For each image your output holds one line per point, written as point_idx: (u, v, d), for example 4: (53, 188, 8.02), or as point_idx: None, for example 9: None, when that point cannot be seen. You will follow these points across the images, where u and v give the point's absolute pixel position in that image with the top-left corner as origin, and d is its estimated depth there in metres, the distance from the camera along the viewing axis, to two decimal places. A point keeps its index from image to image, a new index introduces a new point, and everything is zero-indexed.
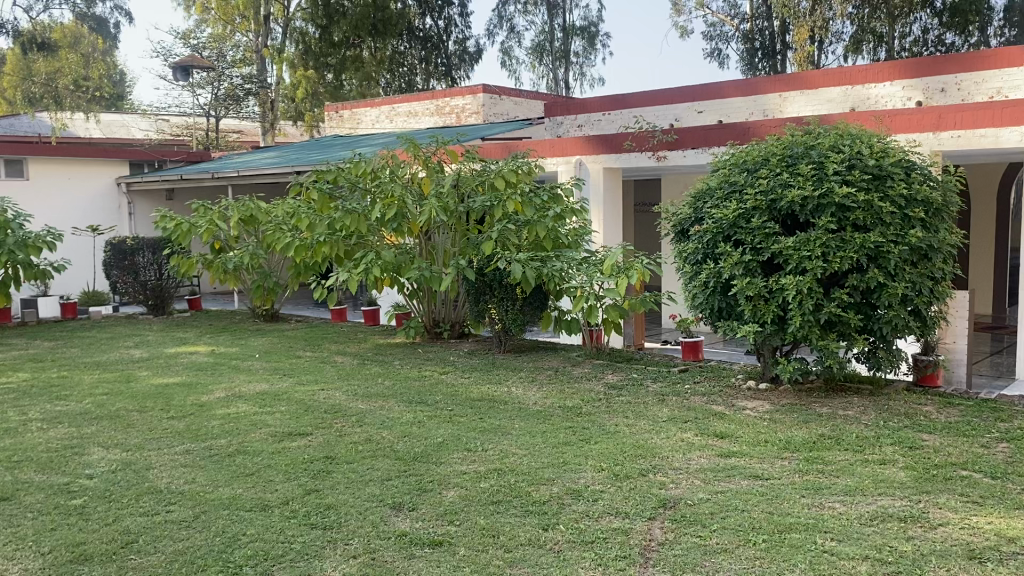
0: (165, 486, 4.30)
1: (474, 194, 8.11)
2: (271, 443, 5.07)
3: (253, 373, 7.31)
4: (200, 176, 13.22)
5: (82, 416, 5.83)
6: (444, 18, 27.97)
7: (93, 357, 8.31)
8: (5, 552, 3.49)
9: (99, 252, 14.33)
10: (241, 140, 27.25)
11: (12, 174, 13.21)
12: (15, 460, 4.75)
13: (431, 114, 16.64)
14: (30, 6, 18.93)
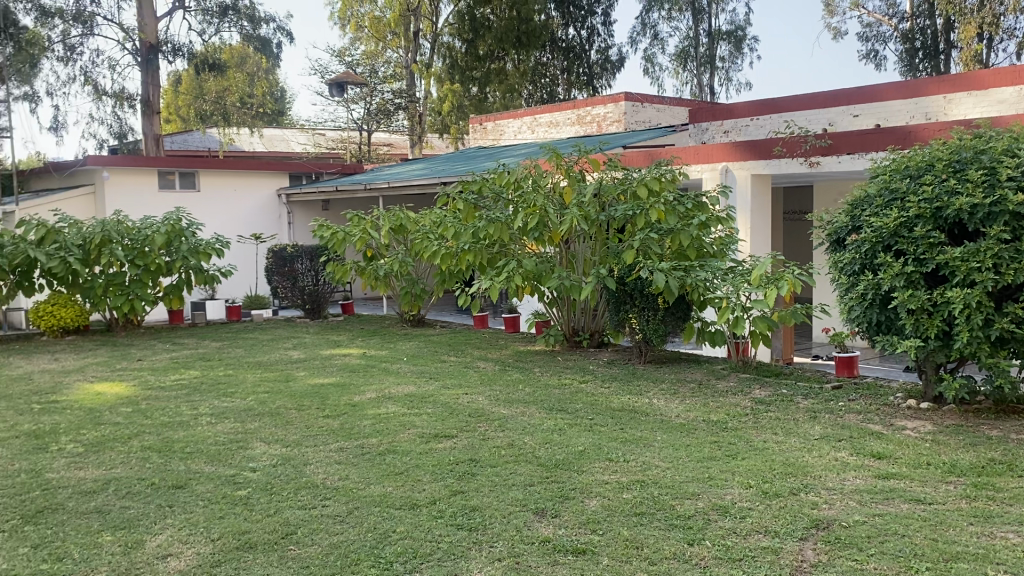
0: (321, 481, 4.51)
1: (616, 203, 8.06)
2: (419, 443, 5.23)
3: (401, 376, 7.56)
4: (353, 187, 13.80)
5: (246, 412, 6.22)
6: (587, 28, 28.16)
7: (255, 357, 8.84)
8: (180, 536, 3.75)
9: (261, 258, 15.25)
10: (390, 152, 28.28)
11: (186, 186, 14.30)
12: (188, 451, 5.12)
13: (573, 124, 16.71)
14: (204, 29, 20.52)
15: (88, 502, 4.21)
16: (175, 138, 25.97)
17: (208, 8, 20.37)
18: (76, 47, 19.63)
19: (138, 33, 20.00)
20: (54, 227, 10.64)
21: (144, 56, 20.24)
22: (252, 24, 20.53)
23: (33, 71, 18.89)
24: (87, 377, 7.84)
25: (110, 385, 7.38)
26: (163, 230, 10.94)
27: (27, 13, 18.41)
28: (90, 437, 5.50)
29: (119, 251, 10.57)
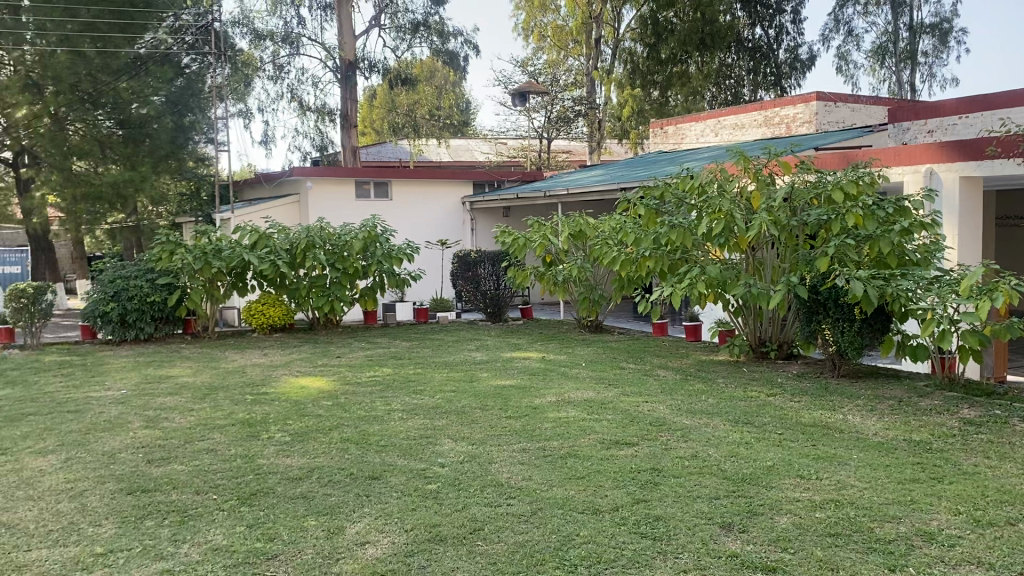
0: (506, 481, 4.61)
1: (809, 208, 7.72)
2: (601, 449, 5.24)
3: (580, 381, 7.60)
4: (533, 194, 14.00)
5: (434, 409, 6.47)
6: (776, 27, 27.16)
7: (442, 358, 9.20)
8: (377, 525, 3.96)
9: (447, 263, 15.84)
10: (570, 160, 28.55)
11: (380, 195, 15.10)
12: (383, 444, 5.41)
13: (759, 126, 16.19)
14: (397, 46, 21.68)
15: (295, 488, 4.53)
16: (369, 150, 27.52)
17: (401, 25, 21.49)
18: (284, 67, 21.17)
19: (339, 51, 21.40)
20: (265, 233, 11.53)
21: (343, 72, 21.63)
22: (441, 38, 21.37)
23: (246, 90, 20.67)
24: (292, 372, 8.45)
25: (312, 380, 7.92)
26: (360, 236, 11.64)
27: (242, 36, 20.26)
28: (296, 427, 5.93)
29: (321, 255, 11.34)
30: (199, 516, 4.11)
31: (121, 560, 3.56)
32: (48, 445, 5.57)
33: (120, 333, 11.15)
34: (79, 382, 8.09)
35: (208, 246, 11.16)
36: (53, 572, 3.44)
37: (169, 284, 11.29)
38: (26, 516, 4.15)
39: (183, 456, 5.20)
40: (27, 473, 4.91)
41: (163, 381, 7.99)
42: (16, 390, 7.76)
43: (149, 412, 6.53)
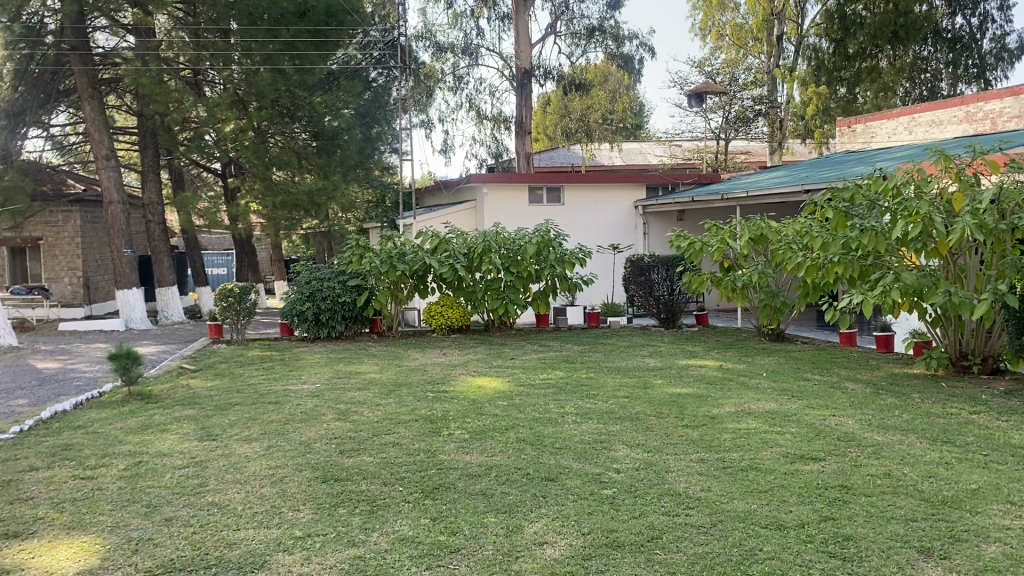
0: (684, 490, 4.53)
1: (1019, 210, 7.06)
2: (784, 463, 5.03)
3: (760, 392, 7.32)
4: (711, 198, 13.66)
5: (608, 415, 6.45)
6: (979, 14, 25.24)
7: (614, 362, 9.16)
8: (554, 526, 4.00)
9: (619, 267, 15.79)
10: (748, 162, 27.80)
11: (552, 200, 15.27)
12: (558, 446, 5.46)
13: (959, 122, 15.05)
14: (571, 52, 21.92)
15: (475, 484, 4.66)
16: (543, 155, 27.97)
17: (576, 32, 21.71)
18: (463, 77, 21.80)
19: (515, 60, 21.88)
20: (445, 238, 11.97)
21: (519, 81, 22.07)
22: (616, 42, 21.30)
23: (428, 100, 21.59)
24: (469, 372, 8.70)
25: (488, 380, 8.11)
26: (534, 241, 11.78)
27: (425, 49, 21.18)
28: (474, 426, 6.09)
29: (496, 259, 11.59)
30: (387, 507, 4.31)
31: (317, 544, 3.79)
32: (252, 433, 6.04)
33: (314, 330, 11.94)
34: (278, 376, 8.72)
35: (393, 250, 11.72)
36: (259, 551, 3.73)
37: (358, 286, 11.93)
38: (234, 498, 4.52)
39: (371, 449, 5.48)
40: (235, 458, 5.35)
41: (351, 377, 8.46)
42: (224, 382, 8.47)
43: (340, 406, 6.93)
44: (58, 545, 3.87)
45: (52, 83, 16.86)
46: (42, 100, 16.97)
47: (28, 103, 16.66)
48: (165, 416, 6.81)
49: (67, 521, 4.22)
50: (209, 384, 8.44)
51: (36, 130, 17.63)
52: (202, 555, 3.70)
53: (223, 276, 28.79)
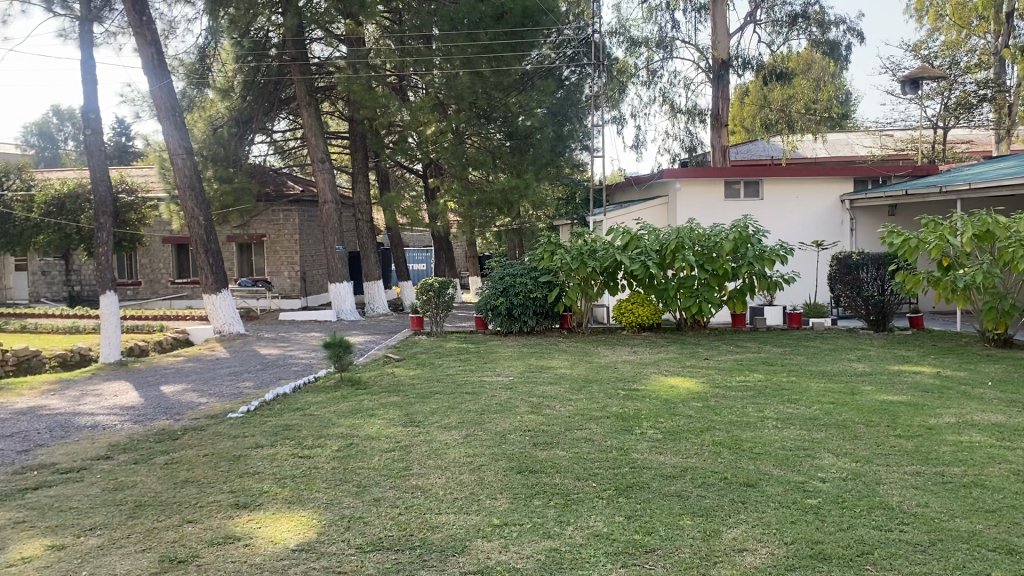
0: (896, 504, 4.23)
1: None
2: (1014, 481, 4.57)
3: (986, 402, 6.69)
4: (927, 190, 12.71)
5: (811, 421, 6.14)
6: None
7: (817, 366, 8.70)
8: (755, 533, 3.86)
9: (823, 265, 15.00)
10: (971, 152, 25.58)
11: (750, 194, 14.74)
12: (757, 452, 5.26)
13: None
14: (773, 40, 21.06)
15: (669, 485, 4.59)
16: (740, 149, 27.15)
17: (779, 19, 20.85)
18: (657, 71, 21.51)
19: (712, 51, 21.35)
20: (636, 234, 11.82)
21: (716, 72, 21.52)
22: (822, 28, 20.19)
23: (620, 96, 21.51)
24: (661, 371, 8.57)
25: (682, 380, 7.96)
26: (730, 237, 11.41)
27: (618, 45, 21.11)
28: (668, 426, 5.99)
29: (691, 257, 11.33)
30: (581, 501, 4.33)
31: (514, 533, 3.88)
32: (451, 422, 6.27)
33: (506, 325, 12.26)
34: (475, 367, 9.00)
35: (584, 247, 11.80)
36: (460, 536, 3.86)
37: (549, 282, 12.06)
38: (436, 483, 4.71)
39: (564, 443, 5.53)
40: (436, 444, 5.58)
41: (543, 371, 8.58)
42: (425, 371, 8.88)
43: (534, 399, 7.04)
44: (281, 518, 4.20)
45: (275, 93, 18.18)
46: (267, 109, 18.42)
47: (254, 111, 18.12)
48: (373, 401, 7.22)
49: (288, 495, 4.57)
50: (411, 373, 8.87)
51: (261, 136, 19.15)
52: (407, 535, 3.89)
53: (423, 271, 30.23)
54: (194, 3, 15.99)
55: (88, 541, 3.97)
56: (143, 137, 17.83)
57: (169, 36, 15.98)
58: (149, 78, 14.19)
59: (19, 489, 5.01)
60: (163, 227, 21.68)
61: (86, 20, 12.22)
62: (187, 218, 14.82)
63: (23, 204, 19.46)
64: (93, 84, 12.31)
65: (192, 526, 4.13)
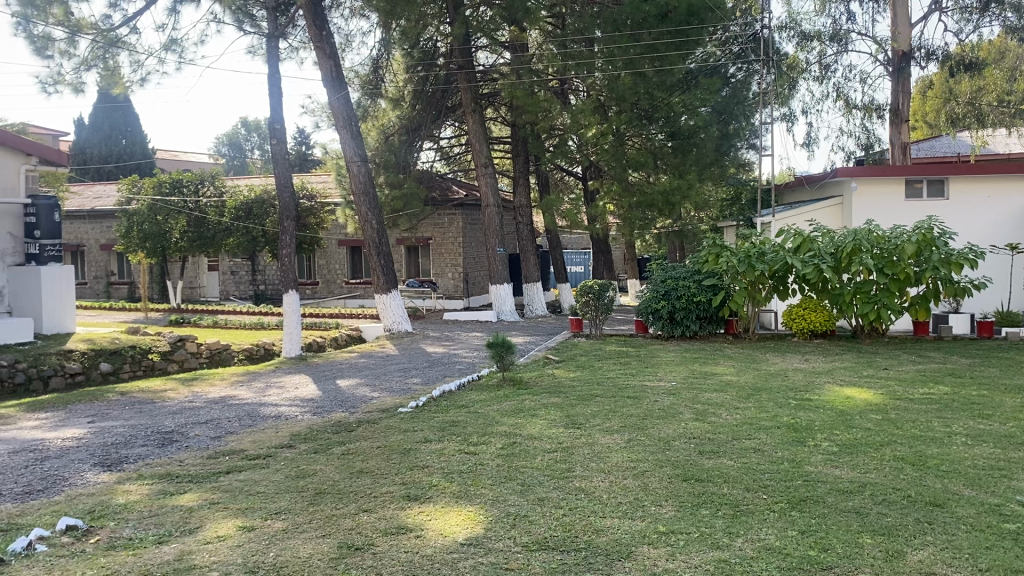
0: None
1: None
2: None
3: None
4: None
5: (1006, 439, 5.65)
6: None
7: (1013, 379, 8.00)
8: (944, 557, 3.60)
9: (1018, 269, 13.82)
10: None
11: (934, 193, 13.79)
12: (944, 469, 4.91)
13: None
14: (961, 28, 19.61)
15: (846, 501, 4.36)
16: (922, 145, 25.52)
17: (967, 5, 19.38)
18: (831, 66, 20.59)
19: (892, 42, 20.18)
20: (809, 236, 11.37)
21: (896, 65, 20.35)
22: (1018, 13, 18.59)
23: (791, 93, 20.65)
24: (835, 380, 8.15)
25: (858, 391, 7.52)
26: (913, 239, 10.72)
27: (789, 39, 20.31)
28: (844, 439, 5.70)
29: (869, 260, 10.73)
30: (751, 513, 4.19)
31: (681, 542, 3.81)
32: (613, 425, 6.24)
33: (668, 329, 12.11)
34: (636, 371, 8.92)
35: (752, 249, 11.47)
36: (625, 541, 3.83)
37: (714, 285, 11.79)
38: (600, 486, 4.71)
39: (731, 452, 5.37)
40: (598, 447, 5.57)
41: (709, 377, 8.36)
42: (585, 373, 8.87)
43: (698, 406, 6.89)
44: (450, 512, 4.33)
45: (442, 100, 18.79)
46: (434, 116, 19.06)
47: (422, 120, 18.87)
48: (536, 402, 7.29)
49: (455, 490, 4.70)
50: (572, 374, 8.91)
51: (428, 142, 19.82)
52: (572, 537, 3.90)
53: (582, 274, 30.29)
54: (368, 17, 16.80)
55: (275, 524, 4.24)
56: (322, 145, 18.92)
57: (346, 49, 16.85)
58: (328, 90, 15.04)
59: (214, 472, 5.43)
60: (338, 229, 22.88)
61: (273, 37, 13.09)
62: (361, 222, 15.57)
63: (216, 209, 21.12)
64: (278, 97, 13.16)
65: (367, 515, 4.33)
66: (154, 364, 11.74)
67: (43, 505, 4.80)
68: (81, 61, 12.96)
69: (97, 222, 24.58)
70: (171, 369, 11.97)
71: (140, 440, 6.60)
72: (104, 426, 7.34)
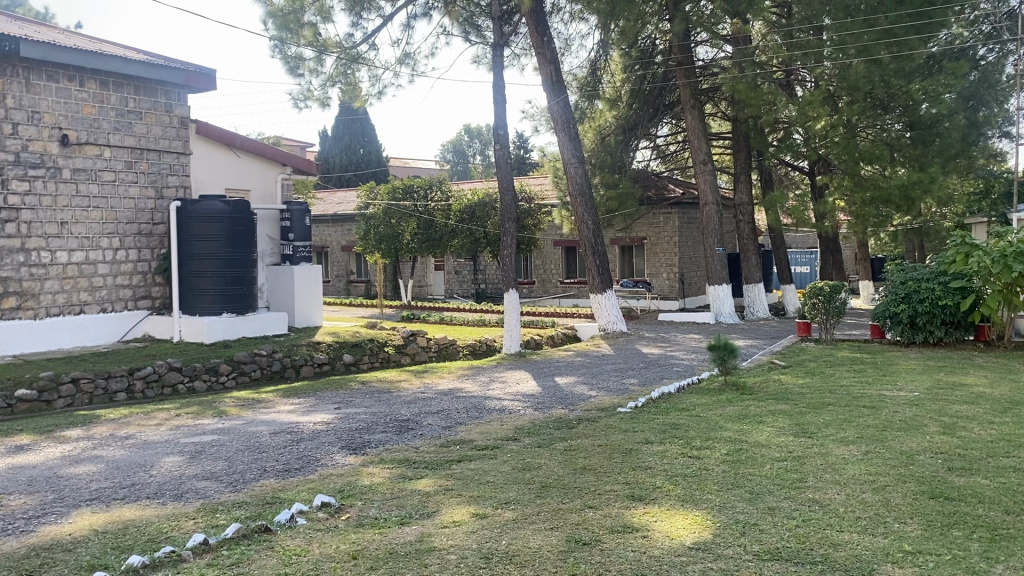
0: None
1: None
2: None
3: None
4: None
5: None
6: None
7: None
8: None
9: None
10: None
11: None
12: None
13: None
14: None
15: None
16: None
17: None
18: None
19: None
20: None
21: None
22: None
23: None
24: None
25: None
26: None
27: None
28: None
29: None
30: (1013, 539, 3.82)
31: (930, 563, 3.54)
32: (849, 435, 5.91)
33: (908, 334, 11.30)
34: (872, 379, 8.38)
35: (1008, 248, 10.33)
36: (865, 557, 3.63)
37: (962, 287, 10.85)
38: (835, 498, 4.47)
39: (986, 471, 4.92)
40: (832, 458, 5.29)
41: (956, 388, 7.68)
42: (815, 380, 8.47)
43: (945, 419, 6.36)
44: (675, 514, 4.30)
45: (660, 99, 18.62)
46: (651, 115, 18.93)
47: (639, 119, 18.82)
48: (761, 408, 7.06)
49: (680, 493, 4.65)
50: (799, 380, 8.53)
51: (645, 142, 19.71)
52: (807, 549, 3.74)
53: (807, 274, 28.86)
54: (587, 20, 17.01)
55: (505, 513, 4.41)
56: (540, 148, 19.38)
57: (566, 53, 17.17)
58: (548, 94, 15.36)
59: (447, 460, 5.74)
60: (555, 230, 23.35)
61: (498, 46, 13.60)
62: (578, 223, 15.76)
63: (442, 212, 22.23)
64: (503, 103, 13.63)
65: (593, 512, 4.39)
66: (390, 357, 12.59)
67: (299, 482, 5.30)
68: (326, 78, 14.13)
69: (338, 226, 26.69)
70: (404, 361, 12.78)
71: (380, 427, 7.12)
72: (349, 412, 7.98)
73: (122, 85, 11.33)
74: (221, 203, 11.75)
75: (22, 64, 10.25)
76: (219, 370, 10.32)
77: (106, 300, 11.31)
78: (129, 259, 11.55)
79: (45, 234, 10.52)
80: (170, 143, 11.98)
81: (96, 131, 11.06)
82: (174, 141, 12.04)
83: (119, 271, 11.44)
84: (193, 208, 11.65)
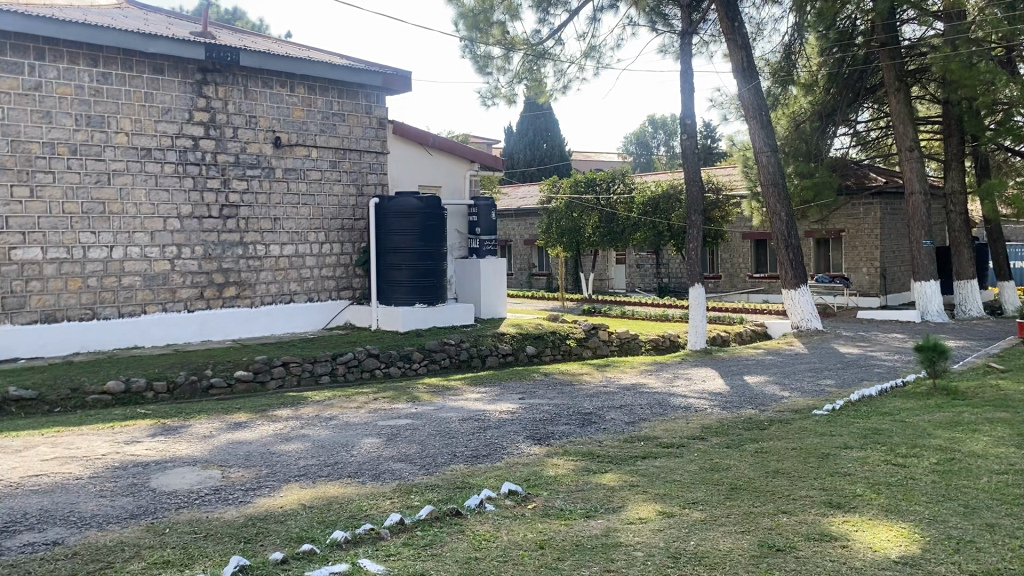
0: None
1: None
2: None
3: None
4: None
5: None
6: None
7: None
8: None
9: None
10: None
11: None
12: None
13: None
14: None
15: None
16: None
17: None
18: None
19: None
20: None
21: None
22: None
23: None
24: None
25: None
26: None
27: None
28: None
29: None
30: None
31: None
32: None
33: None
34: None
35: None
36: None
37: None
38: None
39: None
40: None
41: None
42: None
43: None
44: (879, 525, 4.03)
45: (860, 82, 17.54)
46: (851, 100, 17.87)
47: (838, 104, 17.82)
48: (976, 415, 6.48)
49: (884, 503, 4.37)
50: (1021, 387, 7.74)
51: (844, 128, 18.62)
52: None
53: None
54: (781, 3, 16.30)
55: (693, 513, 4.32)
56: (729, 138, 18.81)
57: (758, 38, 16.53)
58: (739, 81, 14.84)
59: (632, 455, 5.70)
60: (744, 222, 22.59)
61: (687, 34, 13.26)
62: (769, 214, 15.15)
63: (625, 204, 22.10)
64: (691, 93, 13.32)
65: (787, 518, 4.20)
66: (572, 349, 12.64)
67: (488, 468, 5.45)
68: (513, 75, 14.40)
69: (523, 219, 27.20)
70: (586, 355, 12.80)
71: (564, 419, 7.17)
72: (533, 403, 8.11)
73: (327, 89, 12.08)
74: (415, 200, 12.27)
75: (242, 72, 11.18)
76: (412, 358, 10.81)
77: (313, 289, 12.12)
78: (333, 252, 12.31)
79: (260, 229, 11.44)
80: (370, 143, 12.64)
81: (304, 132, 11.87)
82: (372, 141, 12.68)
83: (325, 263, 12.23)
84: (390, 204, 12.28)
